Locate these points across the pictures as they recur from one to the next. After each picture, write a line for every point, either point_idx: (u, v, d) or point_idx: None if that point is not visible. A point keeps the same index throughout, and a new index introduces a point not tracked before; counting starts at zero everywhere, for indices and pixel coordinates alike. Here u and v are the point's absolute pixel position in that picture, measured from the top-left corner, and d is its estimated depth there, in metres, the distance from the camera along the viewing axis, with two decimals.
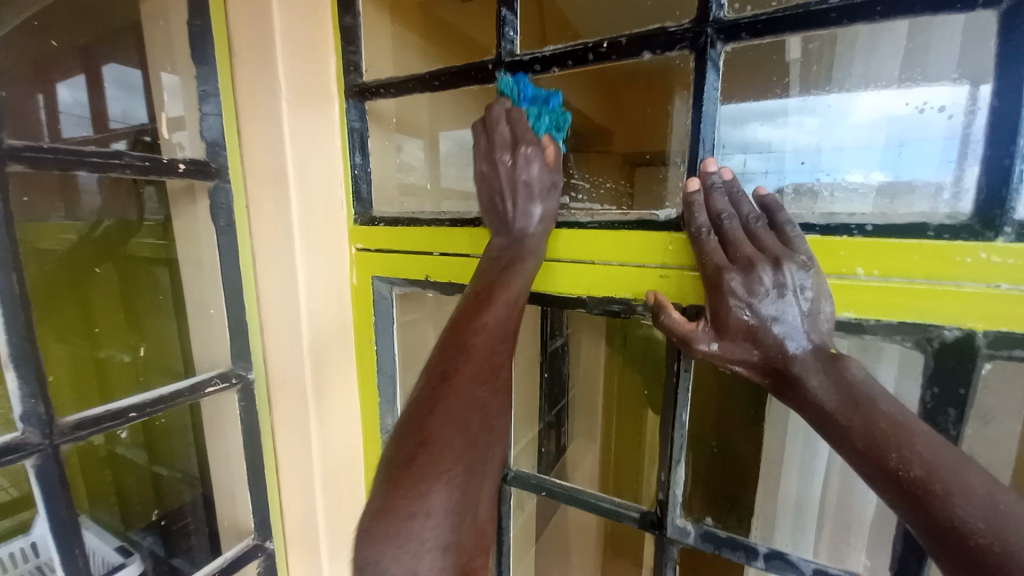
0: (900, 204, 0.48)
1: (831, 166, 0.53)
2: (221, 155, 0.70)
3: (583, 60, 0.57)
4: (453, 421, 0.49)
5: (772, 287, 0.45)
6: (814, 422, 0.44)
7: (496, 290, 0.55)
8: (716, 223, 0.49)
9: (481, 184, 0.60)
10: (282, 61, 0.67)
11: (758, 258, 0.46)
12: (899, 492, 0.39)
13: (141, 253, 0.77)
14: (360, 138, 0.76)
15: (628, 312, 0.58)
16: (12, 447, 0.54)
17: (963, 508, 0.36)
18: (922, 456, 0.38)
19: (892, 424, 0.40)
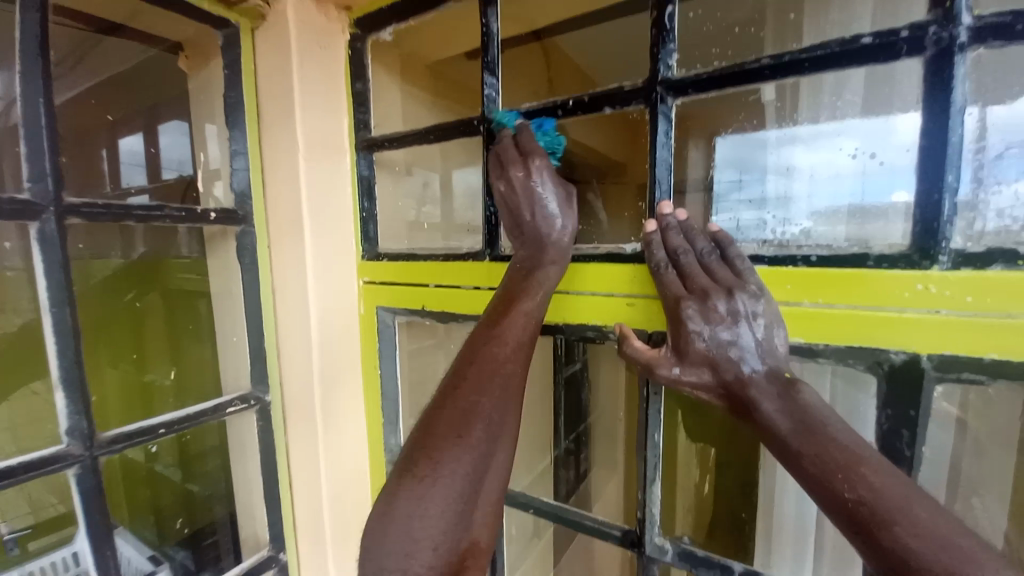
0: (869, 226, 0.51)
1: (816, 191, 0.59)
2: (248, 203, 0.80)
3: (553, 115, 0.63)
4: (474, 415, 0.54)
5: (726, 316, 0.48)
6: (773, 449, 0.45)
7: (521, 297, 0.58)
8: (675, 256, 0.53)
9: (500, 202, 0.63)
10: (301, 121, 0.76)
11: (713, 289, 0.49)
12: (850, 522, 0.39)
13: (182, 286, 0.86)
14: (368, 185, 0.84)
15: (601, 337, 0.62)
16: (58, 457, 0.62)
17: (911, 539, 0.36)
18: (867, 481, 0.39)
19: (844, 453, 0.41)
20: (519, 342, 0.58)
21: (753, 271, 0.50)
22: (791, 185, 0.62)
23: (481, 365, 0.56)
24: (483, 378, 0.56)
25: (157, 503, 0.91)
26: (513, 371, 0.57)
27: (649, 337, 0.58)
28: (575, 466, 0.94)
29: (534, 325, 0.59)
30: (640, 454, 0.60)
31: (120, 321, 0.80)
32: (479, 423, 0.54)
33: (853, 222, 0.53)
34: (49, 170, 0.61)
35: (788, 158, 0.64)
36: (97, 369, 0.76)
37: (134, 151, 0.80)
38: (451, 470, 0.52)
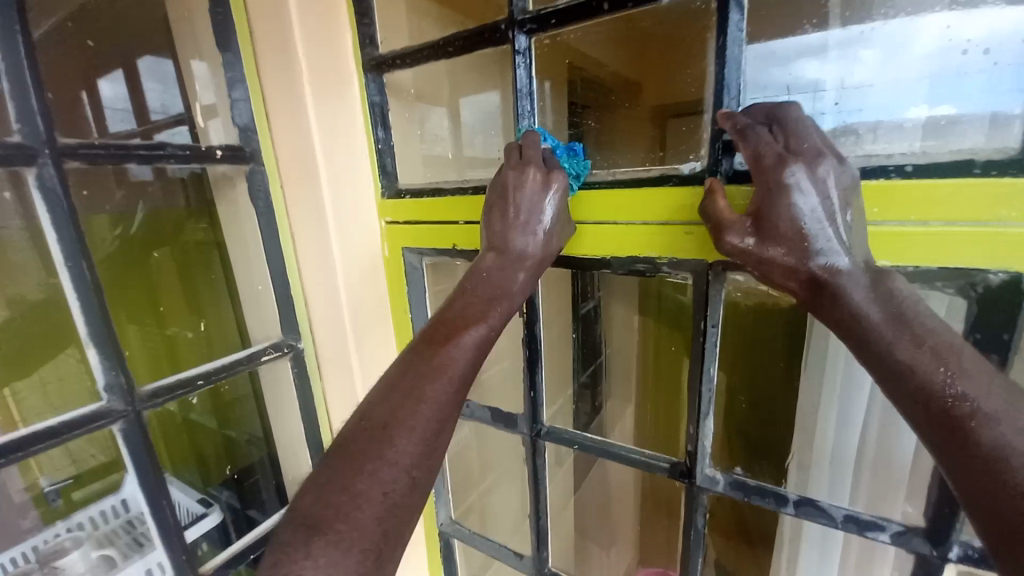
0: (950, 143, 0.45)
1: (871, 106, 0.49)
2: (253, 139, 0.72)
3: (598, 11, 0.54)
4: (397, 454, 0.45)
5: (834, 185, 0.44)
6: (850, 337, 0.43)
7: (471, 325, 0.53)
8: (775, 116, 0.46)
9: (492, 188, 0.59)
10: (300, 44, 0.70)
11: (825, 154, 0.44)
12: (935, 414, 0.37)
13: (192, 237, 0.82)
14: (381, 113, 0.77)
15: (653, 270, 0.58)
16: (100, 414, 0.62)
17: (1003, 432, 0.34)
18: (970, 373, 0.37)
19: (940, 343, 0.38)
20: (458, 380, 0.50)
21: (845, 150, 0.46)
22: (843, 102, 0.51)
23: (405, 395, 0.48)
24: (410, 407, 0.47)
25: (199, 452, 0.91)
26: (448, 414, 0.49)
27: (709, 269, 0.54)
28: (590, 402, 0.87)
29: (480, 360, 0.52)
30: (693, 388, 0.59)
31: (135, 276, 0.76)
32: (398, 470, 0.45)
33: (932, 137, 0.46)
34: (35, 107, 0.54)
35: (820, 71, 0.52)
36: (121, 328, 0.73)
37: (118, 94, 0.69)
38: (363, 515, 0.42)
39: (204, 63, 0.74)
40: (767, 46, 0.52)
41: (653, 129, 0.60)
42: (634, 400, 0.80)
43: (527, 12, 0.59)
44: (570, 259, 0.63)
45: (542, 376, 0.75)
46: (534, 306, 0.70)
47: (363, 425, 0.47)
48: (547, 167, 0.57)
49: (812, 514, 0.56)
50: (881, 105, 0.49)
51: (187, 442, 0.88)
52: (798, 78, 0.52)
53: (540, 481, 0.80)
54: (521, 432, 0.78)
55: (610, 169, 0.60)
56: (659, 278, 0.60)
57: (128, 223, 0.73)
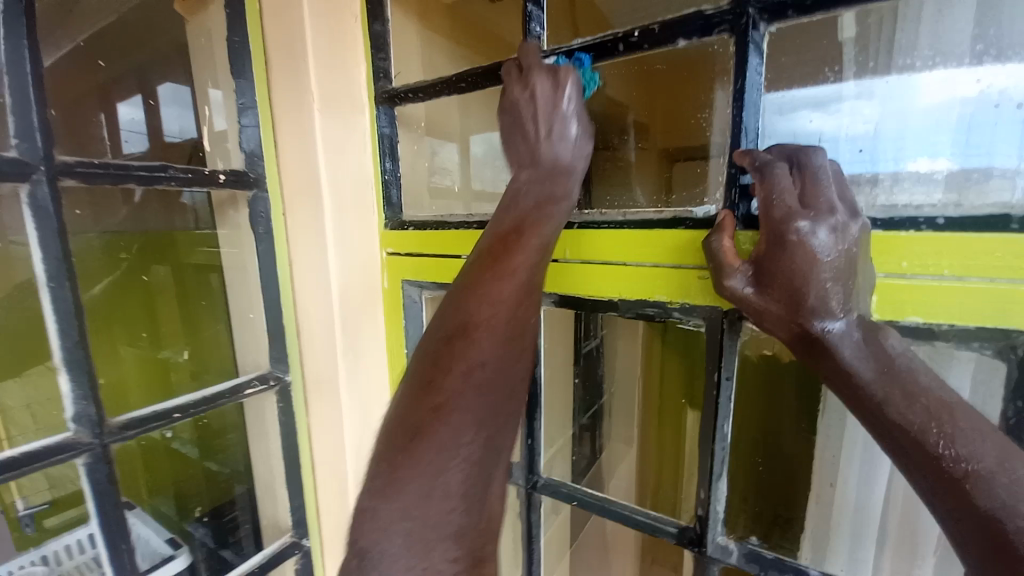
0: (971, 198, 0.44)
1: (891, 155, 0.48)
2: (259, 165, 0.71)
3: (613, 51, 0.54)
4: (466, 399, 0.44)
5: (838, 242, 0.40)
6: (844, 395, 0.40)
7: (517, 250, 0.50)
8: (796, 160, 0.43)
9: (503, 119, 0.55)
10: (314, 70, 0.69)
11: (833, 209, 0.40)
12: (932, 473, 0.35)
13: (194, 259, 0.79)
14: (390, 144, 0.76)
15: (664, 315, 0.54)
16: (65, 447, 0.58)
17: (1003, 491, 0.32)
18: (969, 438, 0.34)
19: (931, 401, 0.36)
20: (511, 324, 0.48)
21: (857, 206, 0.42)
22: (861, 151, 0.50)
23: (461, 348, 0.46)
24: (469, 357, 0.46)
25: (181, 489, 0.84)
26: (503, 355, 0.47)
27: (724, 317, 0.50)
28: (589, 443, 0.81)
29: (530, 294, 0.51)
30: (705, 445, 0.54)
31: (129, 301, 0.73)
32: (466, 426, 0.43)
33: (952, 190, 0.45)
34: (36, 124, 0.53)
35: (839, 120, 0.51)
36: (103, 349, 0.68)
37: (134, 116, 0.69)
38: (446, 467, 0.41)
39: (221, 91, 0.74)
40: (784, 96, 0.51)
41: (659, 172, 0.59)
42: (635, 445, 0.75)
43: (541, 50, 0.59)
44: (575, 300, 0.60)
45: (541, 423, 0.70)
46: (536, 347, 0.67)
47: (417, 377, 0.45)
48: (553, 74, 0.52)
49: None
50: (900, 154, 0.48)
51: (171, 475, 0.82)
52: (817, 127, 0.51)
53: (535, 537, 0.74)
54: (516, 482, 0.73)
55: (620, 209, 0.58)
56: (670, 323, 0.56)
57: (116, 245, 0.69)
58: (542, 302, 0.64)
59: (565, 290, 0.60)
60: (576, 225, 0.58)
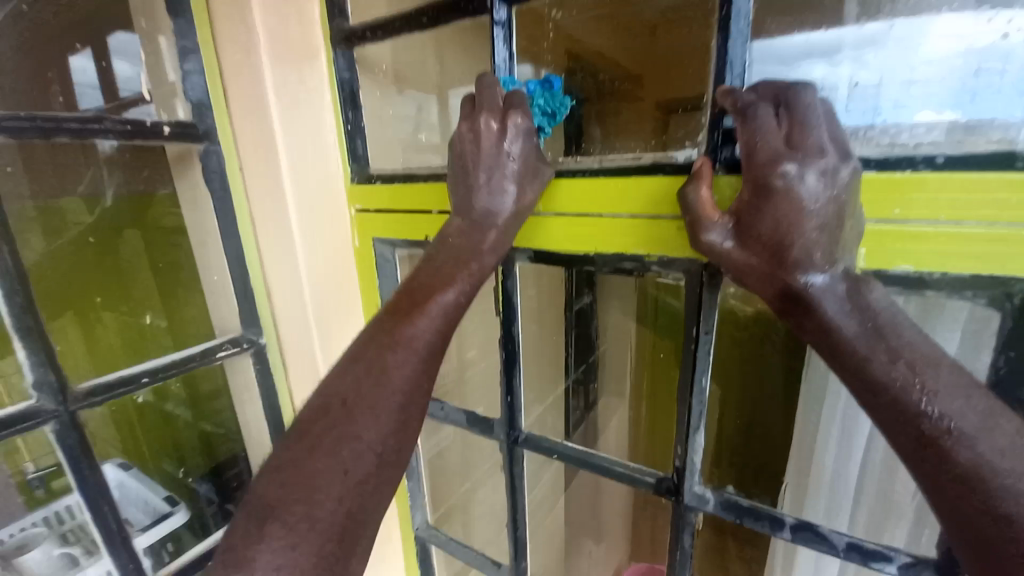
0: (977, 140, 0.39)
1: (895, 104, 0.43)
2: (208, 115, 0.66)
3: None
4: (359, 434, 0.42)
5: (826, 188, 0.37)
6: (824, 352, 0.38)
7: (437, 290, 0.48)
8: (784, 98, 0.39)
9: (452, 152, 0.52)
10: (257, 7, 0.63)
11: (824, 151, 0.37)
12: (910, 433, 0.33)
13: (164, 221, 0.74)
14: (350, 90, 0.70)
15: (641, 269, 0.51)
16: (28, 414, 0.56)
17: (983, 450, 0.31)
18: (949, 394, 0.32)
19: (918, 356, 0.34)
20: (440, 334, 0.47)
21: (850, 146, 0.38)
22: (861, 98, 0.45)
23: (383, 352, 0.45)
24: (391, 361, 0.45)
25: (177, 445, 0.83)
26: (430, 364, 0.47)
27: (704, 270, 0.47)
28: (583, 398, 0.86)
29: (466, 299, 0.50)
30: (683, 400, 0.53)
31: (77, 269, 0.67)
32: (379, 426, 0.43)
33: (957, 136, 0.40)
34: None
35: (834, 71, 0.46)
36: (59, 323, 0.64)
37: (85, 66, 0.63)
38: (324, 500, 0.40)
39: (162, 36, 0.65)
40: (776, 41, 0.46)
41: (653, 122, 0.53)
42: (626, 400, 0.78)
43: None
44: (549, 256, 0.57)
45: (521, 380, 0.69)
46: (512, 304, 0.64)
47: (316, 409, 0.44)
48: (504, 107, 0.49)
49: (811, 540, 0.51)
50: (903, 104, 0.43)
51: (160, 438, 0.80)
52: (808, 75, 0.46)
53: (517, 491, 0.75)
54: (497, 439, 0.72)
55: (596, 157, 0.54)
56: (649, 277, 0.54)
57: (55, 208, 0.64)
58: (517, 259, 0.61)
59: (538, 246, 0.57)
60: (550, 174, 0.54)
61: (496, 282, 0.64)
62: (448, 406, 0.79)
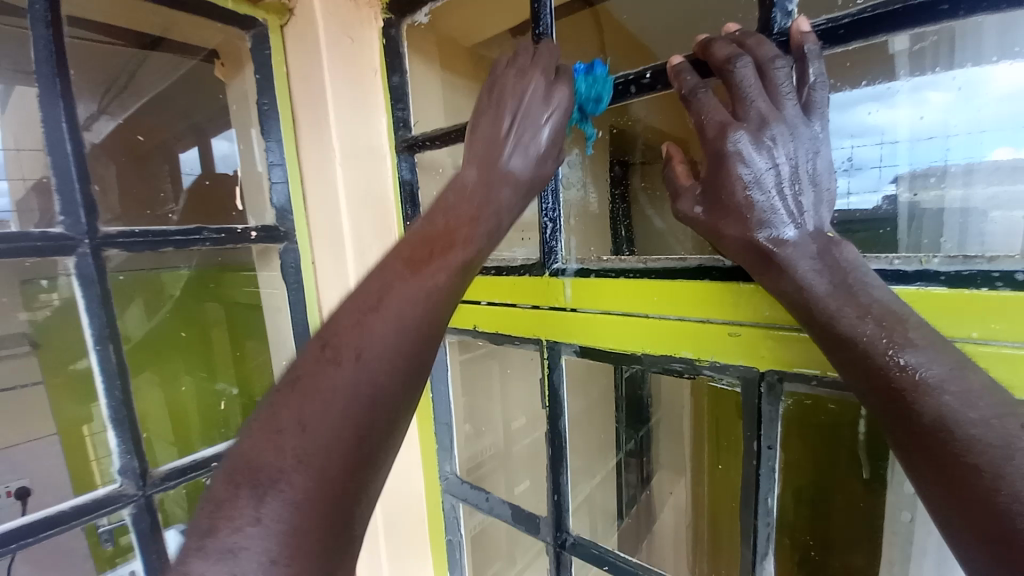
0: None
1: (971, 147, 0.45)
2: (288, 219, 0.75)
3: (625, 94, 0.51)
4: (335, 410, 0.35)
5: (779, 148, 0.37)
6: (793, 309, 0.37)
7: (459, 233, 0.43)
8: (724, 73, 0.39)
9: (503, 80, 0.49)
10: (336, 124, 0.70)
11: (774, 114, 0.37)
12: (876, 387, 0.32)
13: (244, 299, 0.82)
14: (410, 191, 0.75)
15: (692, 371, 0.50)
16: (111, 498, 0.61)
17: (952, 398, 0.30)
18: (918, 344, 0.31)
19: (885, 313, 0.33)
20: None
21: (824, 111, 0.38)
22: (932, 145, 0.47)
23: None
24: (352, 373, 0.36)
25: None
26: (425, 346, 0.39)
27: (761, 380, 0.45)
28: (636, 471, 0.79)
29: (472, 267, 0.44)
30: (746, 521, 0.48)
31: (160, 326, 0.74)
32: (344, 413, 0.35)
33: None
34: (79, 202, 0.58)
35: (904, 115, 0.49)
36: (148, 389, 0.72)
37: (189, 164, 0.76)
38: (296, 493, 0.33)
39: (253, 131, 0.76)
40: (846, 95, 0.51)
41: None
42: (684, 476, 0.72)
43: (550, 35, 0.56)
44: (596, 351, 0.57)
45: (569, 478, 0.67)
46: (559, 399, 0.64)
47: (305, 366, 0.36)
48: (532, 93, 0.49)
49: None
50: (959, 148, 0.46)
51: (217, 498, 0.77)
52: (877, 125, 0.50)
53: None
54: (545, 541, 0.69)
55: (641, 256, 0.54)
56: (701, 380, 0.52)
57: (157, 286, 0.72)
58: (562, 352, 0.61)
59: (583, 342, 0.57)
60: (594, 274, 0.55)
61: (543, 375, 0.64)
62: (493, 498, 0.77)
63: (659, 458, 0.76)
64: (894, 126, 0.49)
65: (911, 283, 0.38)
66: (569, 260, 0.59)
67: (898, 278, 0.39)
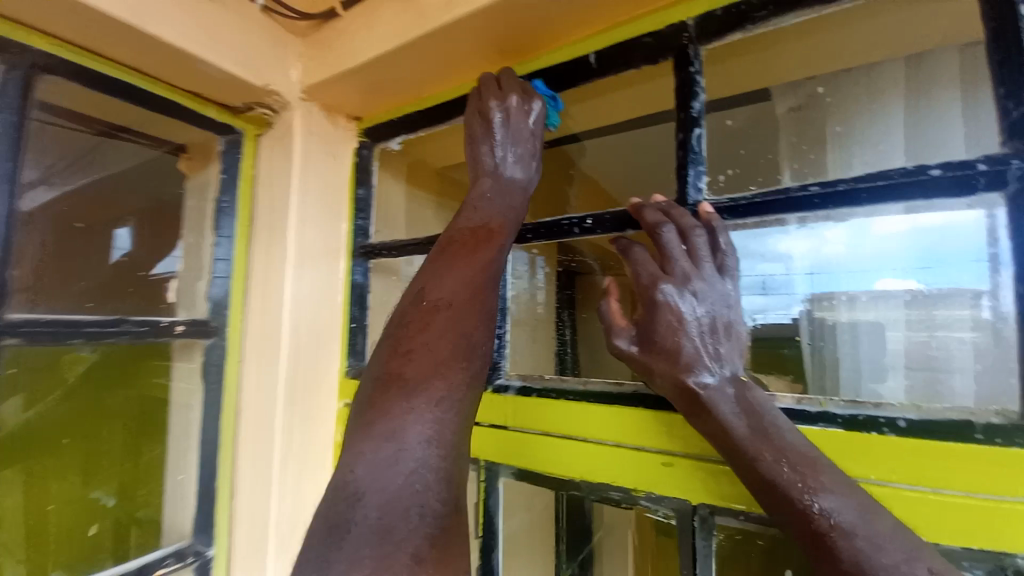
0: (944, 337, 0.48)
1: (862, 278, 0.53)
2: (223, 314, 0.73)
3: (568, 233, 0.57)
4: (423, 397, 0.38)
5: (700, 301, 0.43)
6: (721, 449, 0.40)
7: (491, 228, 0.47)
8: (653, 235, 0.46)
9: (486, 107, 0.53)
10: (294, 226, 0.71)
11: (695, 273, 0.44)
12: (799, 535, 0.35)
13: (154, 393, 0.72)
14: (360, 294, 0.77)
15: (630, 501, 0.50)
16: None
17: (868, 546, 0.32)
18: (829, 489, 0.35)
19: (799, 458, 0.36)
20: (392, 488, 0.36)
21: (735, 273, 0.45)
22: (826, 273, 0.55)
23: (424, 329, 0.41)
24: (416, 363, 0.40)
25: None
26: None
27: (695, 514, 0.46)
28: None
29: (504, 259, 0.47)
30: None
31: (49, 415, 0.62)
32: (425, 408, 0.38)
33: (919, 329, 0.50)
34: None
35: (800, 247, 0.55)
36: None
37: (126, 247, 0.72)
38: None
39: (201, 225, 0.76)
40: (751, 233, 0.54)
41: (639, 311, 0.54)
42: None
43: None
44: (534, 474, 0.56)
45: None
46: (493, 526, 0.60)
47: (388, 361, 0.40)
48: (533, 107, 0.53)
49: None
50: (856, 274, 0.54)
51: None
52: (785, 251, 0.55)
53: None
54: None
55: (582, 378, 0.56)
56: (638, 510, 0.51)
57: (52, 360, 0.61)
58: (501, 473, 0.59)
59: (523, 464, 0.56)
60: (536, 393, 0.56)
61: (478, 498, 0.61)
62: None
63: None
64: (797, 255, 0.55)
65: (816, 423, 0.43)
66: (512, 377, 0.60)
67: (805, 418, 0.43)
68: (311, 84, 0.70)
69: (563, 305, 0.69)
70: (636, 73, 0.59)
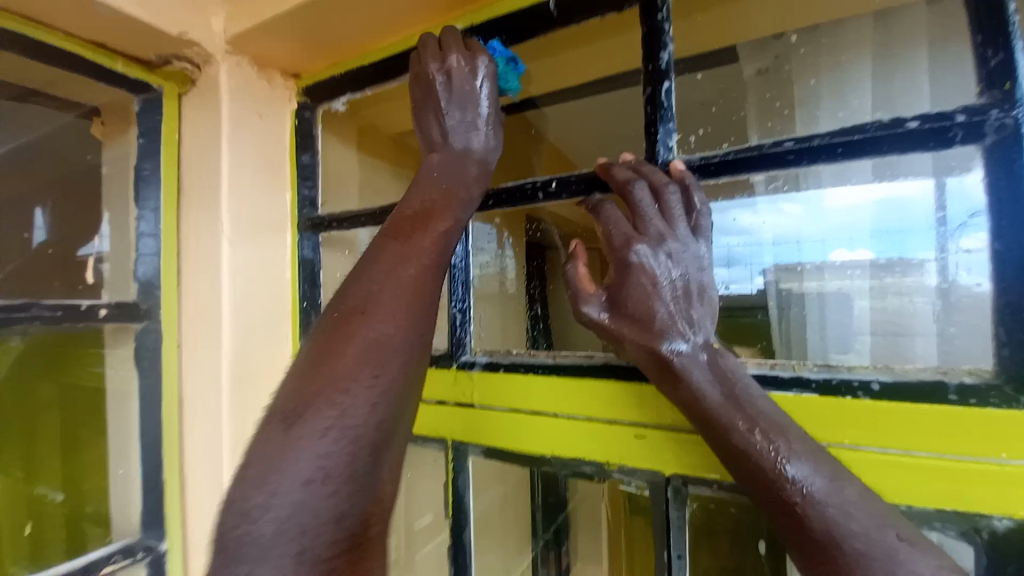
0: (898, 303, 0.48)
1: (820, 251, 0.53)
2: (155, 295, 0.65)
3: (533, 197, 0.53)
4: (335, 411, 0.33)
5: (673, 263, 0.41)
6: (692, 420, 0.38)
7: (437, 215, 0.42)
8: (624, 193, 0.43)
9: (430, 78, 0.47)
10: (228, 195, 0.63)
11: (670, 233, 0.41)
12: (771, 505, 0.33)
13: (87, 380, 0.66)
14: (310, 270, 0.71)
15: (602, 475, 0.48)
16: None
17: (840, 515, 0.31)
18: (802, 457, 0.33)
19: (772, 426, 0.35)
20: (337, 486, 0.32)
21: (710, 234, 0.43)
22: (787, 245, 0.55)
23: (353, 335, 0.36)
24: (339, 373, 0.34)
25: None
26: None
27: (668, 484, 0.44)
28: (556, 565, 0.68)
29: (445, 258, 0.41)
30: None
31: None
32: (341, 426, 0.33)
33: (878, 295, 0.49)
34: None
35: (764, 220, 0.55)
36: None
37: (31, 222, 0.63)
38: None
39: (120, 195, 0.67)
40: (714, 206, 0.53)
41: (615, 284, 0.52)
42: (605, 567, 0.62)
43: None
44: (503, 452, 0.53)
45: None
46: (464, 506, 0.57)
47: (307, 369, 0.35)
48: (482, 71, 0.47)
49: None
50: (815, 247, 0.53)
51: None
52: (747, 225, 0.55)
53: None
54: None
55: (550, 351, 0.53)
56: (611, 483, 0.50)
57: None
58: (470, 453, 0.56)
59: (492, 443, 0.54)
60: (503, 368, 0.53)
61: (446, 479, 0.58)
62: None
63: (578, 554, 0.66)
64: (760, 228, 0.55)
65: (789, 389, 0.41)
66: (477, 353, 0.56)
67: (781, 384, 0.42)
68: (237, 31, 0.61)
69: (533, 278, 0.65)
70: (600, 22, 0.54)
